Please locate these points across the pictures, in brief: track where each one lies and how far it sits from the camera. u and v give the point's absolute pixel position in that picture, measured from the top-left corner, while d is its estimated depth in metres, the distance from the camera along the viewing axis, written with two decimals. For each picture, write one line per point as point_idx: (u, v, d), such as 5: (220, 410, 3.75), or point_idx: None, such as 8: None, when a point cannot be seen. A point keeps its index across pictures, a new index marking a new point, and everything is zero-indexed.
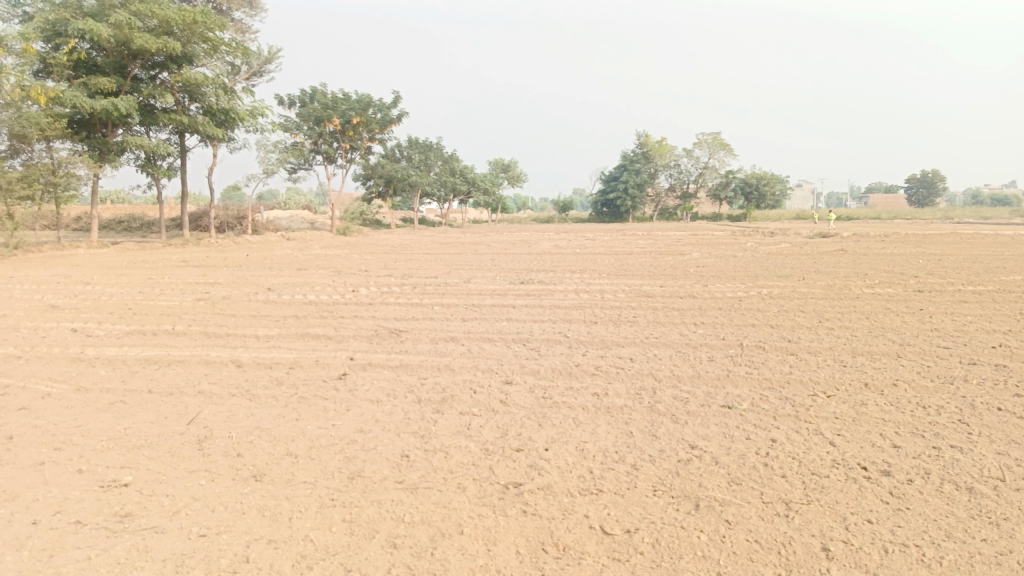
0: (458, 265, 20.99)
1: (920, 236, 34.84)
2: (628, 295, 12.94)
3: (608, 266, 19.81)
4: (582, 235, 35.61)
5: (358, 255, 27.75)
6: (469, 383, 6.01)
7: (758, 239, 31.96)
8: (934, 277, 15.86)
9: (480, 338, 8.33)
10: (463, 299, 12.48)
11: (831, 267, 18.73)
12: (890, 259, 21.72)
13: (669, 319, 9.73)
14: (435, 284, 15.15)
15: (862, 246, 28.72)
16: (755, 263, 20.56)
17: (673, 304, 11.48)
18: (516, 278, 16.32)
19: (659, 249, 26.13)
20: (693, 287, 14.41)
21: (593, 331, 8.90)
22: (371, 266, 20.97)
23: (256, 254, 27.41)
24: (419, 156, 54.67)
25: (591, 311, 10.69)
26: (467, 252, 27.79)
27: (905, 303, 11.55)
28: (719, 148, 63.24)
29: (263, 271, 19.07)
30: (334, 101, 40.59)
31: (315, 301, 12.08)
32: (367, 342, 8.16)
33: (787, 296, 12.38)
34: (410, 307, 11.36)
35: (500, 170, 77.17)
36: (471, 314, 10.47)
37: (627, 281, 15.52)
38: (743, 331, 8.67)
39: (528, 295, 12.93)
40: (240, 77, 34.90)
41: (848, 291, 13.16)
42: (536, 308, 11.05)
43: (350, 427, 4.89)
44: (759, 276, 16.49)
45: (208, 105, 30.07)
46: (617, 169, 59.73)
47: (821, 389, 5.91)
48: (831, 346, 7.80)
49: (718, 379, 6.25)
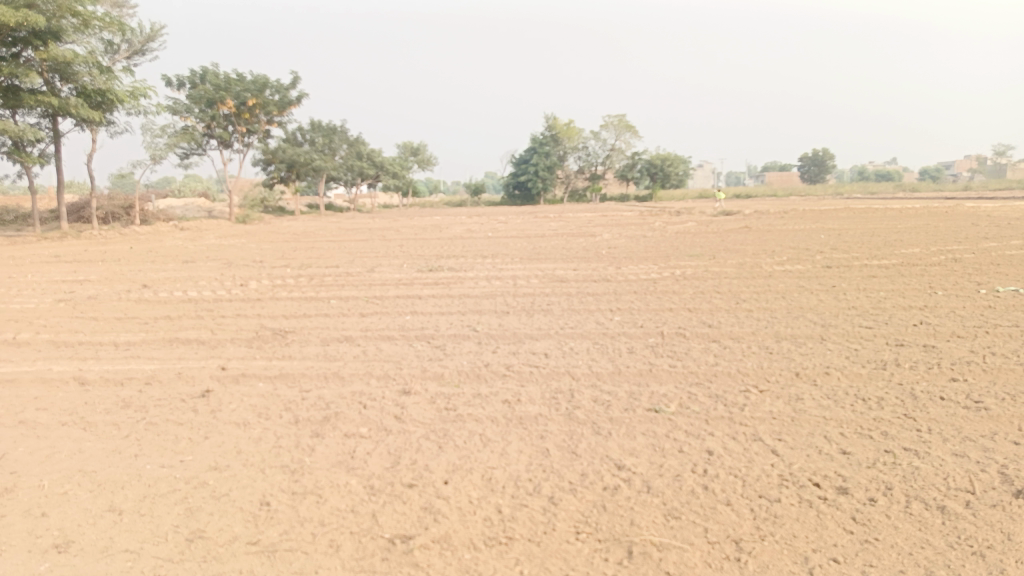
0: (363, 252, 19.83)
1: (817, 212, 36.00)
2: (541, 280, 12.29)
3: (520, 249, 19.18)
4: (493, 218, 34.90)
5: (256, 244, 26.06)
6: (357, 394, 5.14)
7: (666, 219, 32.12)
8: (840, 252, 15.99)
9: (379, 337, 7.43)
10: (365, 290, 11.50)
11: (740, 245, 18.71)
12: (792, 235, 22.05)
13: (584, 306, 9.10)
14: (336, 274, 14.06)
15: (766, 223, 29.29)
16: (666, 243, 20.38)
17: (588, 288, 10.88)
18: (423, 265, 15.41)
19: (571, 231, 25.73)
20: (606, 269, 13.92)
21: (504, 322, 8.15)
22: (268, 256, 19.55)
23: (144, 246, 25.34)
24: (323, 139, 52.43)
25: (501, 300, 9.96)
26: (373, 238, 26.59)
27: (818, 280, 11.37)
28: (625, 130, 63.85)
29: (145, 265, 17.39)
30: (227, 81, 38.07)
31: (197, 299, 10.84)
32: (246, 347, 7.11)
33: (702, 277, 12.04)
34: (304, 302, 10.29)
35: (408, 154, 75.35)
36: (371, 307, 9.53)
37: (539, 265, 14.87)
38: (662, 317, 8.11)
39: (434, 283, 12.07)
40: (119, 56, 32.18)
41: (761, 269, 12.95)
42: (443, 298, 10.22)
43: (200, 465, 3.94)
44: (671, 256, 16.22)
45: (82, 86, 27.45)
46: (526, 151, 59.32)
47: (752, 381, 5.35)
48: (754, 329, 7.32)
49: (640, 374, 5.59)
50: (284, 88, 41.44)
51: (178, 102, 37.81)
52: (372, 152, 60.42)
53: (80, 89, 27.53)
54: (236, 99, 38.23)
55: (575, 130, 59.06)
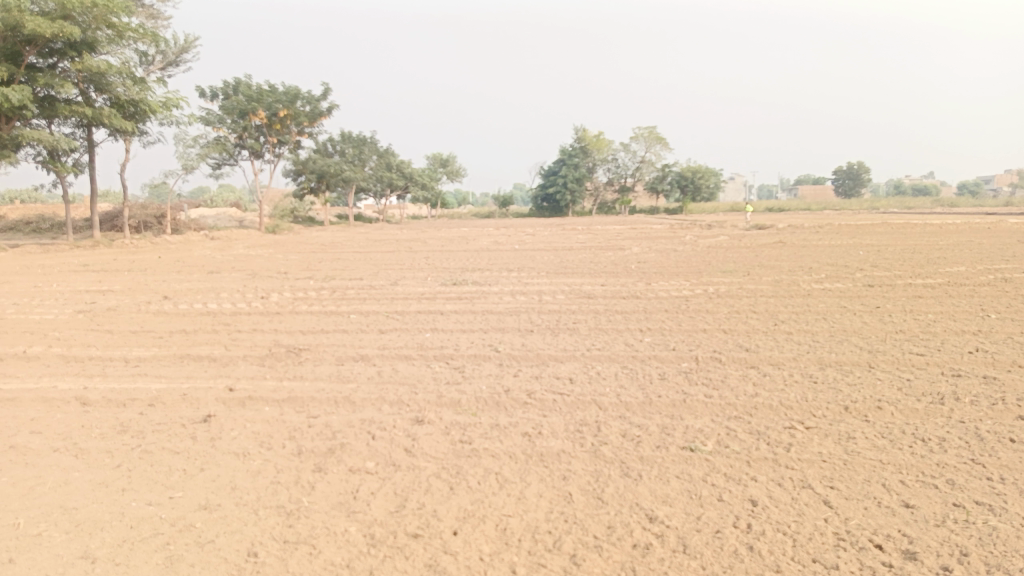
0: (388, 264, 19.59)
1: (854, 227, 35.07)
2: (568, 296, 11.87)
3: (547, 263, 18.83)
4: (522, 230, 34.56)
5: (283, 254, 26.03)
6: (366, 422, 4.78)
7: (697, 232, 31.51)
8: (881, 270, 15.33)
9: (398, 357, 7.08)
10: (386, 304, 11.20)
11: (775, 261, 18.10)
12: (829, 251, 21.37)
13: (613, 325, 8.68)
14: (359, 287, 13.80)
15: (801, 238, 28.53)
16: (698, 257, 19.84)
17: (617, 306, 10.45)
18: (447, 278, 15.12)
19: (600, 244, 25.27)
20: (636, 285, 13.45)
21: (528, 342, 7.76)
22: (293, 266, 19.40)
23: (173, 255, 25.42)
24: (353, 151, 52.65)
25: (526, 317, 9.57)
26: (399, 250, 26.45)
27: (860, 300, 10.81)
28: (656, 142, 63.28)
29: (170, 275, 17.32)
30: (259, 93, 38.36)
31: (216, 312, 10.62)
32: (257, 366, 6.81)
33: (736, 294, 11.54)
34: (323, 316, 10.03)
35: (438, 165, 75.50)
36: (392, 324, 9.20)
37: (567, 280, 14.46)
38: (696, 340, 7.66)
39: (458, 298, 11.72)
40: (153, 67, 32.59)
41: (798, 287, 12.40)
42: (466, 314, 9.86)
43: (189, 504, 3.60)
44: (704, 271, 15.69)
45: (115, 96, 27.74)
46: (555, 163, 58.99)
47: (797, 416, 4.90)
48: (795, 355, 6.84)
49: (672, 405, 5.16)
50: (315, 99, 41.69)
51: (211, 113, 38.21)
52: (401, 163, 60.56)
53: (114, 100, 27.86)
54: (268, 110, 38.50)
55: (605, 142, 58.62)
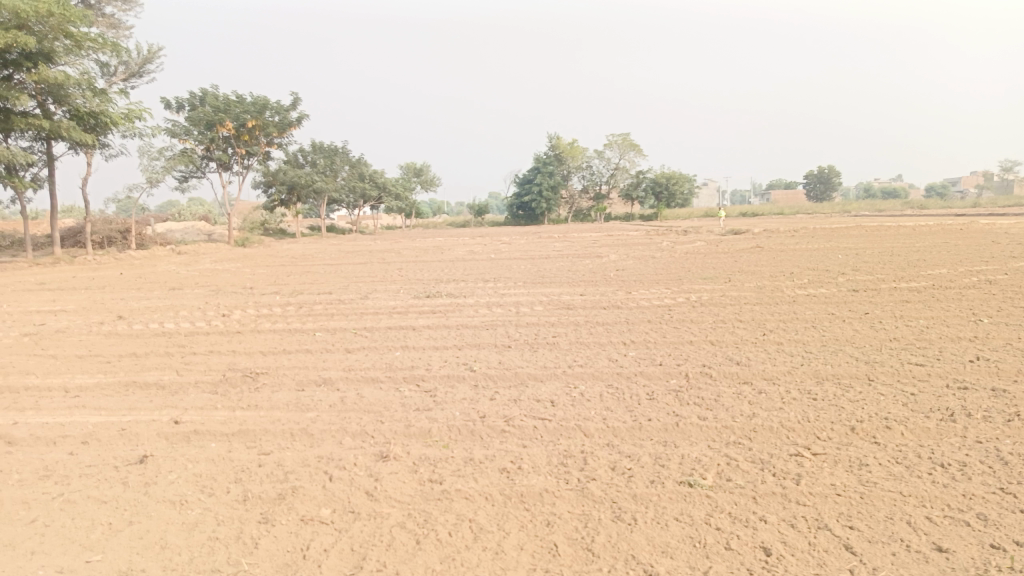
0: (359, 277, 18.98)
1: (828, 230, 35.09)
2: (546, 308, 11.41)
3: (523, 272, 18.37)
4: (497, 239, 34.10)
5: (252, 268, 25.31)
6: (324, 459, 4.25)
7: (674, 238, 31.31)
8: (861, 274, 15.10)
9: (366, 379, 6.55)
10: (356, 320, 10.64)
11: (754, 266, 17.81)
12: (807, 255, 21.17)
13: (595, 339, 8.21)
14: (328, 302, 13.20)
15: (777, 242, 28.40)
16: (676, 264, 19.51)
17: (597, 317, 10.00)
18: (420, 291, 14.59)
19: (576, 252, 24.89)
20: (616, 295, 13.03)
21: (506, 360, 7.27)
22: (261, 281, 18.73)
23: (137, 271, 24.60)
24: (325, 161, 51.85)
25: (503, 331, 9.09)
26: (372, 261, 25.85)
27: (847, 306, 10.47)
28: (630, 149, 63.27)
29: (131, 293, 16.57)
30: (227, 103, 37.55)
31: (174, 332, 9.99)
32: (210, 394, 6.22)
33: (720, 302, 11.17)
34: (288, 335, 9.46)
35: (412, 175, 74.87)
36: (361, 342, 8.66)
37: (544, 290, 14.01)
38: (683, 353, 7.21)
39: (431, 312, 11.19)
40: (116, 78, 31.73)
41: (781, 294, 12.04)
42: (440, 330, 9.35)
43: (106, 573, 3.05)
44: (683, 279, 15.33)
45: (75, 108, 26.84)
46: (530, 171, 58.70)
47: (801, 440, 4.46)
48: (789, 368, 6.43)
49: (664, 430, 4.71)
50: (285, 109, 40.91)
51: (177, 125, 37.32)
52: (374, 174, 59.84)
53: (73, 112, 26.96)
54: (236, 121, 37.69)
55: (579, 149, 58.41)
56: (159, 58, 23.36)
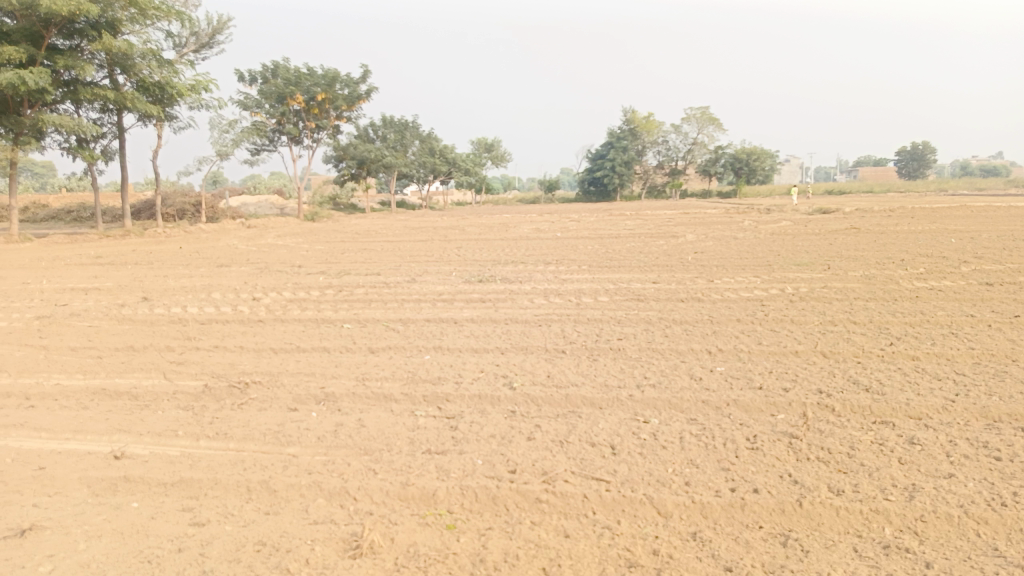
0: (415, 256, 17.78)
1: (929, 211, 31.86)
2: (613, 298, 9.80)
3: (591, 254, 16.77)
4: (567, 216, 32.51)
5: (311, 244, 24.55)
6: (266, 550, 2.88)
7: (756, 217, 28.95)
8: (988, 263, 12.88)
9: (379, 398, 5.13)
10: (395, 310, 9.30)
11: (854, 251, 15.68)
12: (913, 239, 18.77)
13: (673, 345, 6.58)
14: (372, 286, 11.95)
15: (874, 223, 25.72)
16: (762, 247, 17.50)
17: (674, 313, 8.34)
18: (476, 274, 13.23)
19: (650, 231, 23.05)
20: (696, 283, 11.28)
21: (557, 372, 5.74)
22: (313, 259, 17.73)
23: (199, 246, 24.17)
24: (394, 136, 50.98)
25: (562, 330, 7.54)
26: (435, 239, 24.73)
27: (988, 305, 8.50)
28: (708, 123, 60.16)
29: (177, 269, 15.77)
30: (297, 76, 36.88)
31: (190, 319, 8.86)
32: (182, 412, 4.93)
33: (824, 296, 9.34)
34: (314, 326, 8.22)
35: (482, 150, 73.61)
36: (390, 339, 7.28)
37: (612, 276, 12.37)
38: (789, 372, 5.58)
39: (481, 302, 9.77)
40: (185, 51, 31.55)
41: (898, 288, 10.07)
42: (486, 326, 7.90)
43: None
44: (773, 265, 13.42)
45: (141, 79, 26.48)
46: (603, 145, 56.45)
47: (1009, 552, 2.84)
48: (944, 401, 4.73)
49: (783, 513, 3.16)
50: (353, 82, 40.08)
51: (249, 98, 37.02)
52: (444, 149, 58.78)
53: (140, 84, 26.64)
54: (305, 94, 37.04)
55: (655, 123, 55.74)
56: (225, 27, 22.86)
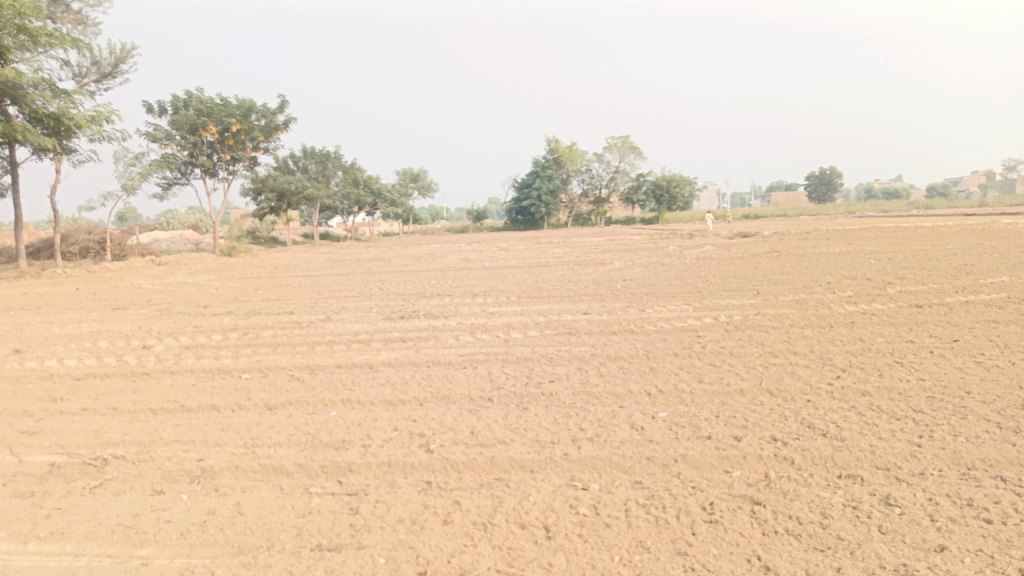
0: (334, 291, 16.81)
1: (843, 233, 32.87)
2: (543, 333, 9.18)
3: (518, 284, 16.21)
4: (495, 245, 32.11)
5: (224, 281, 23.16)
6: None
7: (680, 242, 29.19)
8: (911, 284, 12.95)
9: (268, 471, 4.31)
10: (305, 355, 8.42)
11: (780, 274, 15.66)
12: (834, 261, 19.00)
13: (608, 387, 5.97)
14: (282, 327, 11.00)
15: (793, 245, 26.21)
16: (689, 272, 17.33)
17: (607, 348, 7.78)
18: (398, 310, 12.43)
19: (578, 259, 22.75)
20: (628, 313, 10.81)
21: (481, 425, 5.02)
22: (223, 298, 16.53)
23: (99, 286, 22.42)
24: (316, 166, 49.62)
25: (488, 372, 6.84)
26: (357, 272, 23.73)
27: (925, 329, 8.26)
28: (630, 152, 61.24)
29: (66, 313, 14.34)
30: (210, 107, 35.32)
31: (62, 374, 7.75)
32: (16, 502, 4.00)
33: (760, 324, 8.97)
34: (209, 379, 7.26)
35: (407, 180, 72.80)
36: (293, 392, 6.42)
37: (541, 307, 11.80)
38: (738, 416, 5.03)
39: (401, 342, 8.99)
40: (86, 80, 29.76)
41: (831, 313, 9.82)
42: (404, 371, 7.13)
43: None
44: (704, 291, 13.14)
45: (34, 110, 24.60)
46: (528, 174, 56.54)
47: None
48: (911, 447, 4.26)
49: None
50: (270, 112, 38.78)
51: (159, 130, 35.19)
52: (368, 179, 57.68)
53: (33, 114, 24.75)
54: (219, 125, 35.49)
55: (578, 152, 56.28)
56: (129, 55, 21.57)
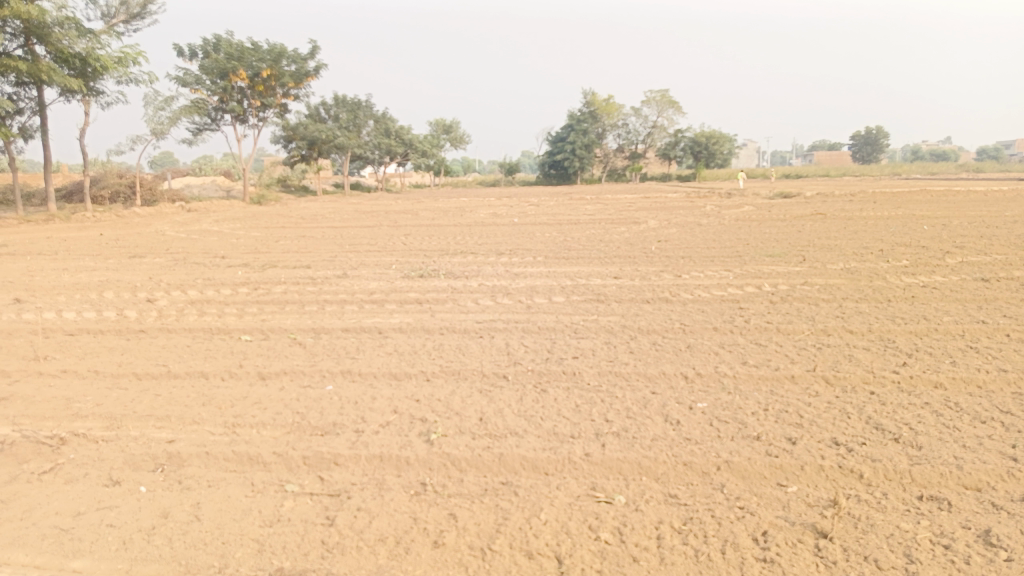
0: (357, 244, 16.24)
1: (891, 195, 31.32)
2: (570, 298, 8.47)
3: (547, 242, 15.45)
4: (525, 200, 31.22)
5: (248, 230, 22.73)
6: None
7: (717, 202, 28.01)
8: (973, 255, 11.92)
9: (243, 460, 3.76)
10: (312, 316, 7.85)
11: (827, 239, 14.66)
12: (885, 226, 17.82)
13: (640, 368, 5.29)
14: (295, 282, 10.45)
15: (838, 208, 24.91)
16: (729, 235, 16.37)
17: (640, 319, 7.06)
18: (419, 267, 11.81)
19: (612, 217, 21.84)
20: (662, 279, 10.04)
21: (492, 411, 4.40)
22: (242, 248, 16.05)
23: (124, 232, 22.14)
24: (347, 115, 48.82)
25: (507, 344, 6.18)
26: (383, 224, 23.14)
27: (997, 308, 7.39)
28: (668, 106, 59.26)
29: (80, 261, 13.96)
30: (241, 51, 34.55)
31: (55, 330, 7.30)
32: None
33: (809, 296, 8.17)
34: (205, 340, 6.73)
35: (440, 132, 71.61)
36: (291, 360, 5.85)
37: (569, 269, 11.06)
38: (791, 410, 4.32)
39: (417, 304, 8.38)
40: (114, 22, 29.13)
41: (888, 286, 8.92)
42: (414, 338, 6.50)
43: None
44: (744, 256, 12.27)
45: (59, 50, 24.10)
46: (563, 128, 55.03)
47: None
48: (1007, 463, 3.51)
49: None
50: (301, 58, 37.90)
51: (189, 74, 34.61)
52: (400, 130, 56.73)
53: (58, 55, 24.26)
54: (249, 70, 34.72)
55: (615, 105, 54.53)
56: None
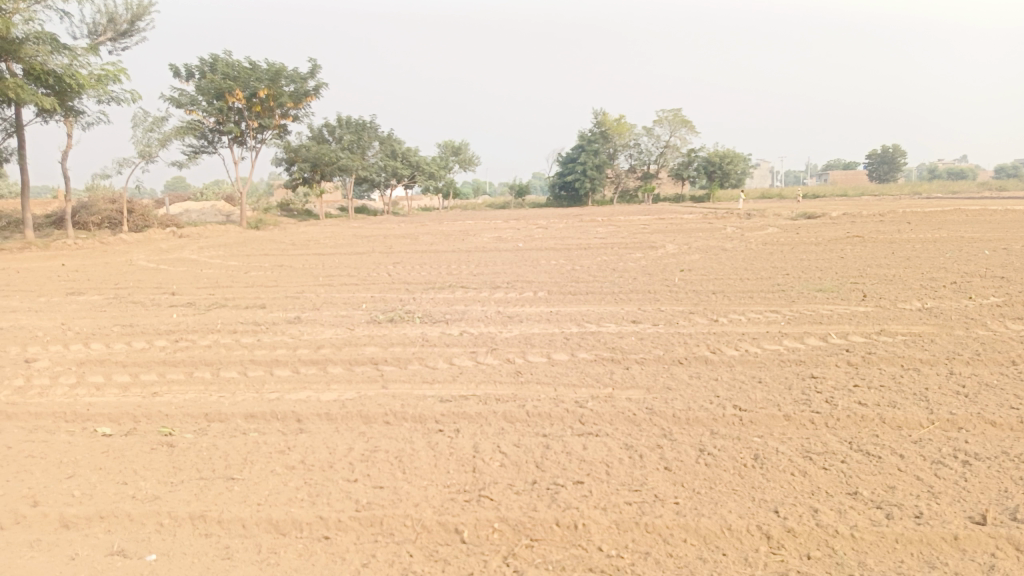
0: (336, 276, 14.16)
1: (922, 215, 29.03)
2: (575, 357, 6.36)
3: (553, 272, 13.31)
4: (532, 223, 29.15)
5: (228, 258, 20.74)
6: None
7: (738, 223, 25.88)
8: None
9: None
10: (219, 389, 5.71)
11: (880, 268, 12.48)
12: (940, 251, 15.53)
13: (688, 511, 3.15)
14: (236, 330, 8.34)
15: (873, 229, 22.66)
16: (762, 262, 14.19)
17: (673, 397, 4.91)
18: (395, 308, 9.70)
19: (627, 241, 19.69)
20: (694, 323, 7.90)
21: None
22: (202, 281, 13.96)
23: (91, 262, 20.16)
24: (351, 136, 47.13)
25: (475, 450, 4.03)
26: (375, 251, 21.05)
27: None
28: (681, 126, 57.30)
29: (6, 299, 11.88)
30: (238, 70, 32.86)
31: None
32: None
33: (901, 355, 5.98)
34: (38, 437, 4.59)
35: (448, 153, 69.95)
36: (132, 485, 3.73)
37: (578, 311, 8.91)
38: None
39: (373, 367, 6.28)
40: (102, 38, 27.32)
41: (997, 335, 6.73)
42: (340, 437, 4.37)
43: None
44: (789, 290, 10.09)
45: (31, 67, 22.10)
46: (573, 149, 53.16)
47: None
48: None
49: None
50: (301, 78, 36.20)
51: (184, 94, 32.78)
52: (406, 152, 54.95)
53: (28, 72, 22.22)
54: (246, 90, 32.97)
55: (626, 125, 52.55)
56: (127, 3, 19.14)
